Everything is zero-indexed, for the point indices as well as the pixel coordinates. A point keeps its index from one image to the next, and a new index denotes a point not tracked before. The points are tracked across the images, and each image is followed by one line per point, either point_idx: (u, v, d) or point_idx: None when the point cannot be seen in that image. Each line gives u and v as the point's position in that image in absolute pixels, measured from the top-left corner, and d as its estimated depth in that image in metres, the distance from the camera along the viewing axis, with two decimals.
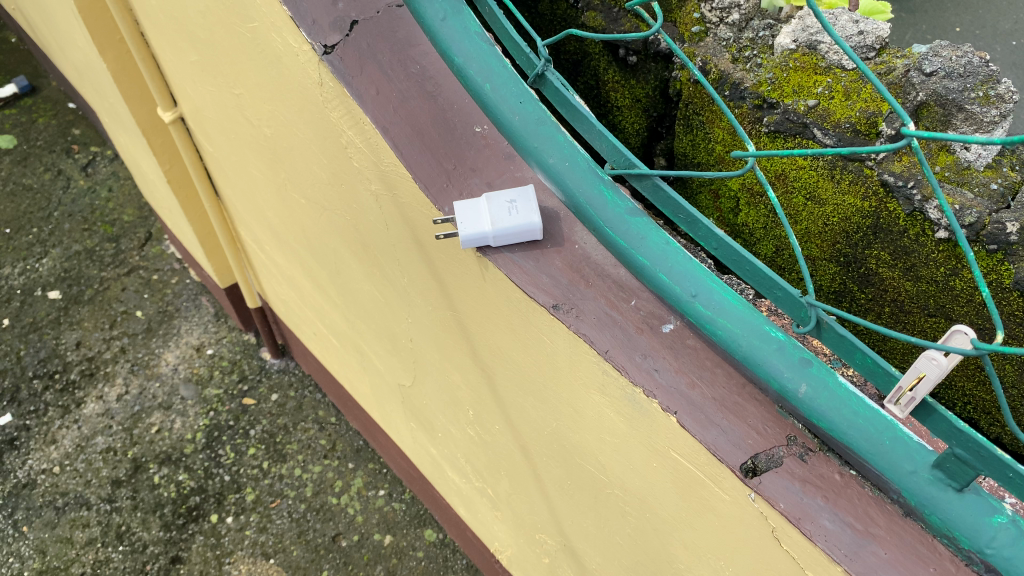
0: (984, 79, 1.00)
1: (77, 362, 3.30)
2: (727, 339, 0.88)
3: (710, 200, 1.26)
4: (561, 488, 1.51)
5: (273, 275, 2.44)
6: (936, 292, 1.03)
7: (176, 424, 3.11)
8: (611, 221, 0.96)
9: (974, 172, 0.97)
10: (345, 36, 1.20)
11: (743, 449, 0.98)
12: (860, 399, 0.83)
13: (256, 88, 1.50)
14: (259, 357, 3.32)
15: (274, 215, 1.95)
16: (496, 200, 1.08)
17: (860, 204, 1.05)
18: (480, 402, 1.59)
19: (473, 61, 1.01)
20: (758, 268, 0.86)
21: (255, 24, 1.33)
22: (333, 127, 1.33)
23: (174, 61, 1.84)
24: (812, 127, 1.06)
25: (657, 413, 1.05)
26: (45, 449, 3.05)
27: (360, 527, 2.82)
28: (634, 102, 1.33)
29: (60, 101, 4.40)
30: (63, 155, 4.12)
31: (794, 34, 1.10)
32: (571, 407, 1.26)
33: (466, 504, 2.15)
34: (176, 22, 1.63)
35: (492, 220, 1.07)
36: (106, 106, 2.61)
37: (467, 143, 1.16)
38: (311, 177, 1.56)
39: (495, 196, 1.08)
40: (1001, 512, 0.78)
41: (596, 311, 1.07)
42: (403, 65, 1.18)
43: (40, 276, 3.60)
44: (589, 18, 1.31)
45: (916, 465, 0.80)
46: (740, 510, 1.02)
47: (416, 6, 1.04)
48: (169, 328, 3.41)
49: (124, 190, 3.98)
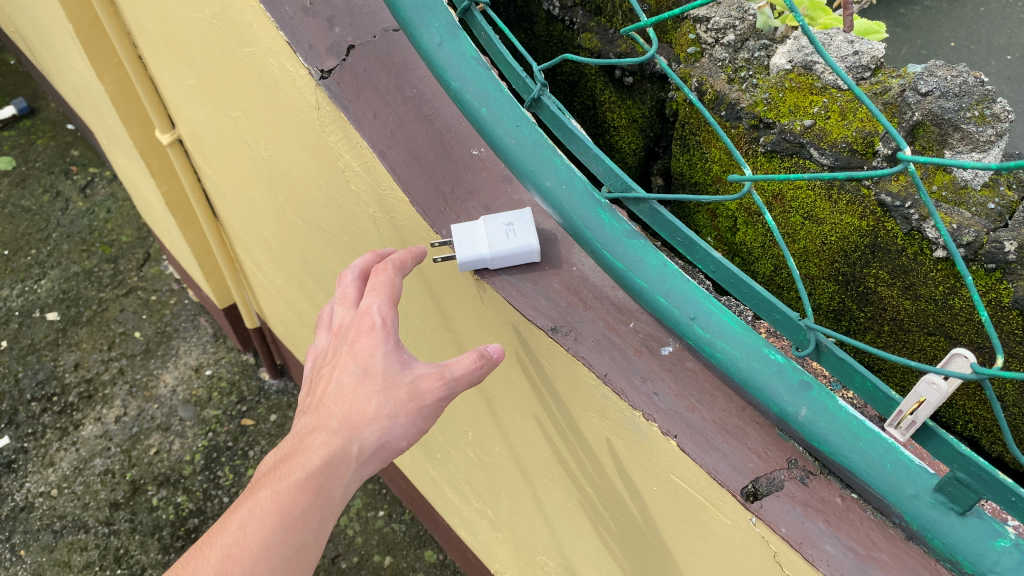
0: (979, 98, 1.00)
1: (75, 384, 3.30)
2: (727, 362, 0.87)
3: (708, 219, 1.26)
4: (561, 511, 1.50)
5: (272, 295, 2.43)
6: (936, 310, 1.03)
7: (175, 445, 3.09)
8: (609, 244, 0.95)
9: (971, 192, 0.97)
10: (342, 61, 1.21)
11: (743, 472, 0.97)
12: (862, 422, 0.82)
13: (254, 112, 1.50)
14: (258, 378, 3.30)
15: (273, 237, 1.95)
16: (494, 224, 1.08)
17: (857, 223, 1.05)
18: (480, 424, 1.59)
19: (470, 85, 1.01)
20: (756, 291, 0.86)
21: (253, 48, 1.34)
22: (330, 150, 1.33)
23: (172, 84, 1.84)
24: (809, 147, 1.06)
25: (656, 438, 1.04)
26: (43, 472, 3.04)
27: (360, 548, 2.81)
28: (632, 122, 1.34)
29: (58, 122, 4.41)
30: (61, 176, 4.12)
31: (790, 55, 1.10)
32: (571, 429, 1.25)
33: (467, 526, 2.14)
34: (174, 45, 1.64)
35: (489, 244, 1.07)
36: (104, 128, 2.62)
37: (465, 166, 1.17)
38: (309, 199, 1.56)
39: (492, 219, 1.08)
40: (1004, 536, 0.77)
41: (595, 334, 1.07)
42: (400, 89, 1.21)
43: (39, 297, 3.60)
44: (585, 39, 1.32)
45: (919, 489, 0.80)
46: (742, 535, 1.01)
47: (411, 30, 1.03)
48: (168, 348, 3.40)
49: (123, 210, 3.97)
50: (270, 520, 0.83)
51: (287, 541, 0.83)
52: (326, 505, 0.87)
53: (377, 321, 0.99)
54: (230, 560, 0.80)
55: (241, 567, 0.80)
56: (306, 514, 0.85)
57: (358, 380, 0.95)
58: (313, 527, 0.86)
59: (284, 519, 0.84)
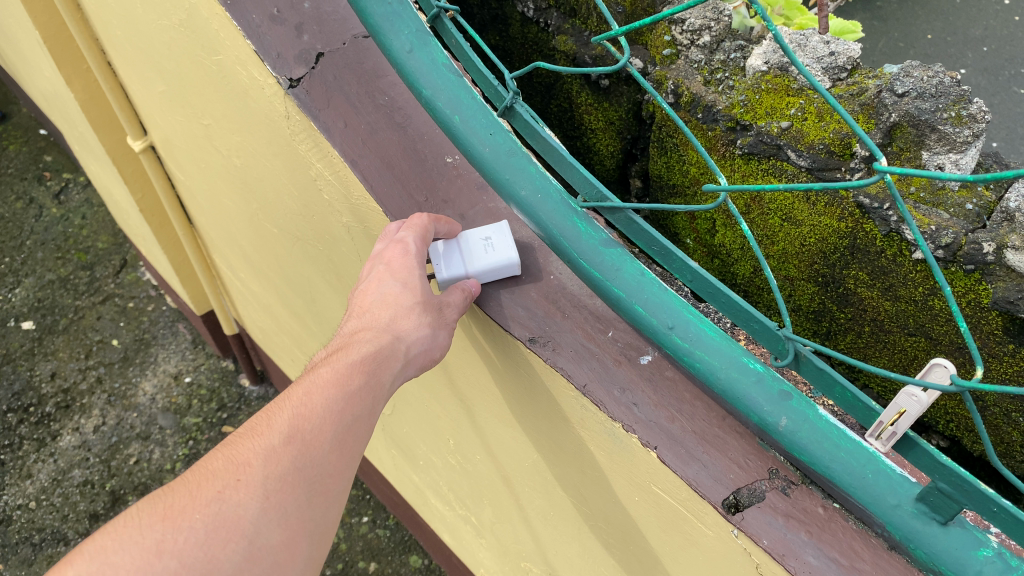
0: (955, 99, 0.99)
1: (52, 394, 3.26)
2: (706, 372, 0.86)
3: (687, 221, 1.25)
4: (544, 518, 1.48)
5: (250, 302, 2.40)
6: (916, 311, 1.02)
7: (155, 454, 3.06)
8: (586, 253, 0.94)
9: (949, 193, 0.96)
10: (311, 68, 1.19)
11: (725, 483, 0.96)
12: (843, 431, 0.81)
13: (224, 119, 1.48)
14: (238, 384, 3.27)
15: (248, 244, 1.92)
16: (469, 242, 1.06)
17: (836, 225, 1.04)
18: (461, 432, 1.57)
19: (442, 93, 0.99)
20: (734, 300, 0.85)
21: (220, 57, 1.31)
22: (302, 160, 1.30)
23: (142, 91, 1.81)
24: (786, 148, 1.05)
25: (637, 449, 1.03)
26: (21, 484, 3.01)
27: (344, 555, 2.79)
28: (609, 125, 1.32)
29: (31, 128, 4.34)
30: (34, 183, 4.06)
31: (766, 56, 1.08)
32: (550, 439, 1.24)
33: (451, 531, 2.12)
34: (142, 52, 1.61)
35: (467, 262, 1.06)
36: (75, 134, 2.58)
37: (439, 174, 1.16)
38: (283, 207, 1.54)
39: (469, 235, 1.07)
40: (987, 545, 0.76)
41: (573, 344, 1.06)
42: (371, 96, 1.19)
43: (14, 307, 3.55)
44: (560, 41, 1.30)
45: (900, 499, 0.79)
46: (724, 546, 1.00)
47: (381, 37, 1.02)
48: (146, 356, 3.36)
49: (98, 216, 3.92)
50: (333, 389, 0.88)
51: (351, 410, 0.88)
52: (377, 388, 0.92)
53: (411, 250, 1.01)
54: (301, 415, 0.85)
55: (311, 421, 0.85)
56: (362, 390, 0.90)
57: (399, 292, 1.00)
58: (368, 407, 0.91)
59: (347, 392, 0.89)
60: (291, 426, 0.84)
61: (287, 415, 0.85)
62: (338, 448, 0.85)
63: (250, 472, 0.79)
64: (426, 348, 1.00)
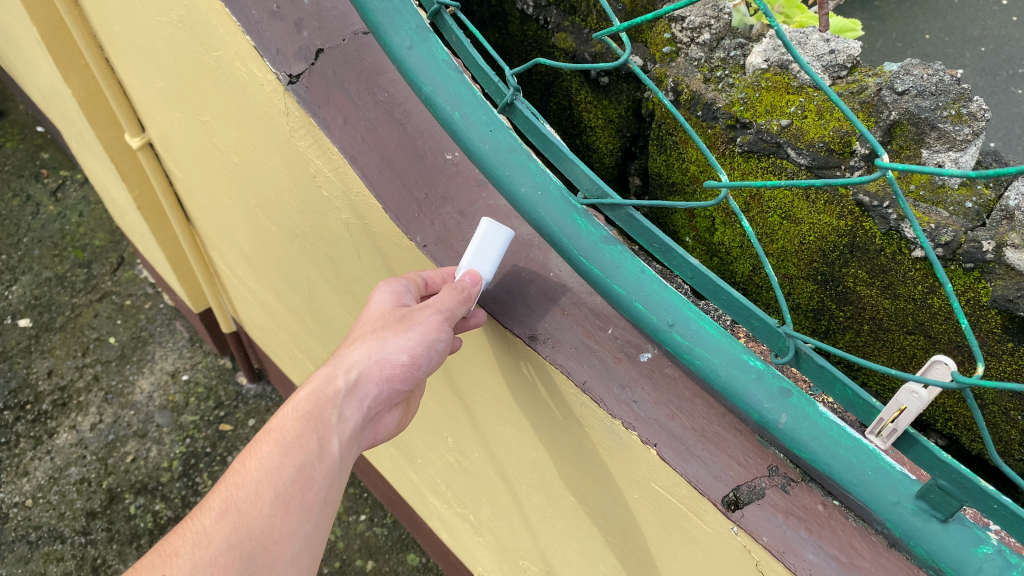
0: (955, 97, 0.99)
1: (49, 392, 3.25)
2: (706, 369, 0.86)
3: (686, 219, 1.25)
4: (543, 516, 1.48)
5: (247, 300, 2.40)
6: (915, 310, 1.02)
7: (152, 452, 3.06)
8: (586, 250, 0.94)
9: (948, 191, 0.96)
10: (310, 65, 1.19)
11: (724, 481, 0.96)
12: (843, 428, 0.81)
13: (223, 117, 1.48)
14: (236, 382, 3.26)
15: (246, 241, 1.92)
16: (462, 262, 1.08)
17: (836, 223, 1.04)
18: (460, 430, 1.58)
19: (441, 89, 0.98)
20: (735, 297, 0.85)
21: (219, 53, 1.31)
22: (301, 156, 1.30)
23: (140, 88, 1.81)
24: (786, 146, 1.05)
25: (637, 446, 1.03)
26: (17, 482, 3.00)
27: (341, 553, 2.78)
28: (608, 123, 1.32)
29: (28, 125, 4.34)
30: (32, 180, 4.05)
31: (766, 54, 1.08)
32: (550, 437, 1.24)
33: (448, 529, 2.12)
34: (141, 49, 1.61)
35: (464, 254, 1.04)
36: (73, 131, 2.57)
37: (439, 171, 1.16)
38: (281, 205, 1.53)
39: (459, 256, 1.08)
40: (987, 542, 0.76)
41: (573, 341, 1.06)
42: (371, 93, 1.19)
43: (11, 304, 3.54)
44: (560, 39, 1.30)
45: (901, 496, 0.79)
46: (724, 543, 1.00)
47: (381, 34, 1.01)
48: (143, 354, 3.35)
49: (95, 214, 3.91)
50: (270, 449, 0.93)
51: (291, 463, 0.93)
52: (318, 429, 0.97)
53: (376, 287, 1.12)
54: (234, 488, 0.90)
55: (244, 491, 0.89)
56: (301, 437, 0.95)
57: (360, 325, 1.09)
58: (314, 452, 0.95)
59: (284, 447, 0.94)
60: (225, 501, 0.88)
61: (220, 494, 0.89)
62: (279, 511, 0.89)
63: (181, 560, 0.82)
64: (379, 368, 1.04)
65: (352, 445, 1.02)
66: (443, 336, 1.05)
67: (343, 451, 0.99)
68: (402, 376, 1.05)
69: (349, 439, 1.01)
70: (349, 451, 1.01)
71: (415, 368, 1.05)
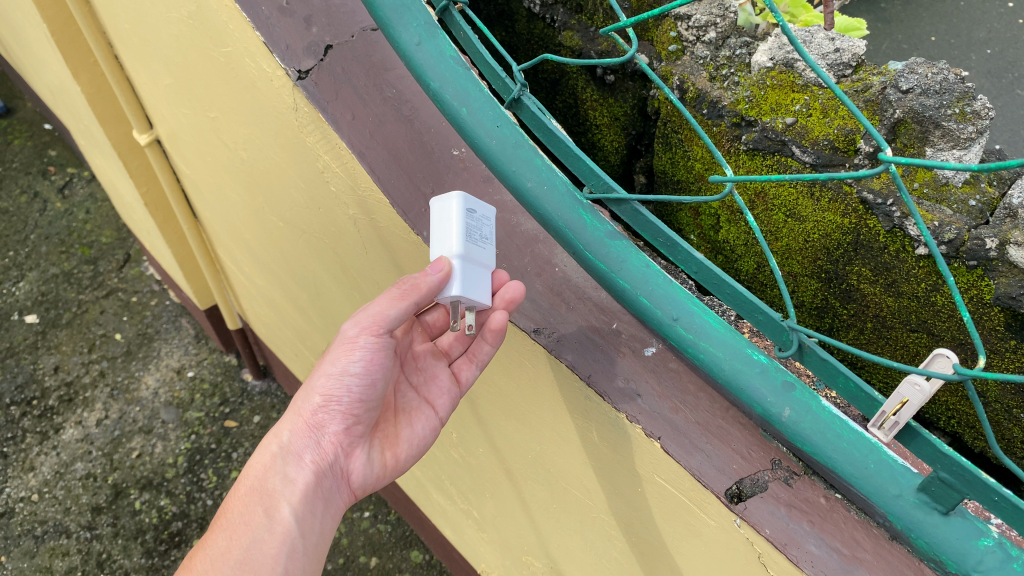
0: (959, 95, 0.99)
1: (55, 387, 3.26)
2: (710, 363, 0.87)
3: (691, 217, 1.25)
4: (546, 511, 1.49)
5: (253, 296, 2.41)
6: (918, 308, 1.02)
7: (157, 448, 3.07)
8: (592, 245, 0.94)
9: (953, 189, 0.97)
10: (319, 61, 1.21)
11: (728, 473, 0.98)
12: (845, 422, 0.81)
13: (231, 113, 1.49)
14: (241, 379, 3.28)
15: (253, 237, 1.93)
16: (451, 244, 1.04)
17: (840, 220, 1.05)
18: (465, 425, 1.59)
19: (449, 85, 0.99)
20: (739, 291, 0.85)
21: (229, 49, 1.32)
22: (309, 151, 1.31)
23: (149, 85, 1.82)
24: (791, 144, 1.06)
25: (640, 440, 1.04)
26: (23, 477, 3.02)
27: (345, 550, 2.79)
28: (613, 120, 1.33)
29: (35, 122, 4.35)
30: (39, 177, 4.07)
31: (771, 52, 1.09)
32: (554, 431, 1.25)
33: (452, 526, 2.13)
34: (150, 46, 1.62)
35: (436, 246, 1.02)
36: (81, 128, 2.58)
37: (445, 166, 1.17)
38: (289, 200, 1.54)
39: None
40: (988, 535, 0.77)
41: (578, 336, 1.08)
42: (379, 89, 1.20)
43: (17, 300, 3.56)
44: (566, 37, 1.31)
45: (902, 489, 0.79)
46: (726, 536, 1.01)
47: (390, 30, 1.02)
48: (149, 350, 3.37)
49: (102, 211, 3.93)
50: (218, 529, 1.05)
51: (239, 542, 1.03)
52: (262, 498, 1.08)
53: None
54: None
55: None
56: (247, 512, 1.06)
57: None
58: (260, 523, 1.05)
59: (228, 529, 1.05)
60: None
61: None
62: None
63: None
64: (305, 419, 1.14)
65: (311, 499, 1.11)
66: (353, 359, 1.11)
67: (297, 511, 1.08)
68: (332, 412, 1.14)
69: (306, 494, 1.11)
70: (308, 505, 1.10)
71: (335, 401, 1.13)
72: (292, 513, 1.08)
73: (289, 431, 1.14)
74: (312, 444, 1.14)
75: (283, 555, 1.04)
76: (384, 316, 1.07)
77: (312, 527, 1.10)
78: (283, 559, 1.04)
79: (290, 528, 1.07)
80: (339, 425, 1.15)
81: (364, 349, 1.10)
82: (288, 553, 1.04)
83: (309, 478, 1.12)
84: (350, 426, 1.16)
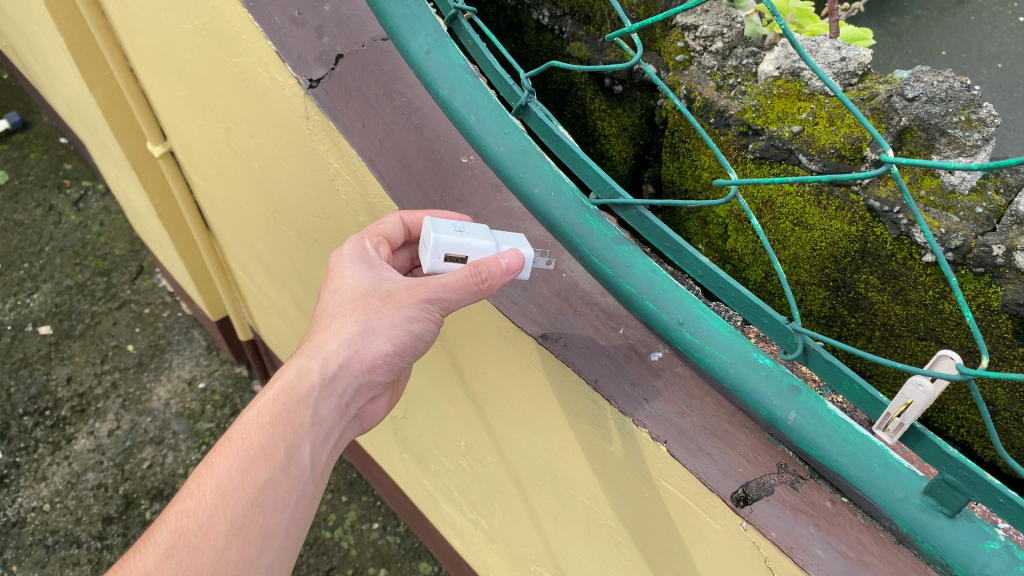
0: (965, 103, 0.99)
1: (68, 398, 3.28)
2: (715, 367, 0.87)
3: (699, 226, 1.26)
4: (554, 520, 1.49)
5: (264, 306, 2.43)
6: (926, 315, 1.02)
7: (168, 458, 3.09)
8: (597, 249, 0.94)
9: (959, 197, 0.97)
10: (330, 69, 1.22)
11: (733, 477, 0.98)
12: (851, 426, 0.81)
13: (243, 123, 1.51)
14: (251, 391, 3.30)
15: (264, 248, 1.95)
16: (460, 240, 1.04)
17: (847, 228, 1.05)
18: (473, 433, 1.60)
19: (458, 94, 1.00)
20: (744, 294, 0.86)
21: (242, 59, 1.34)
22: (319, 160, 1.33)
23: (162, 96, 1.84)
24: (797, 153, 1.06)
25: (646, 443, 1.05)
26: (35, 487, 3.04)
27: (354, 561, 2.79)
28: (622, 131, 1.33)
29: (51, 136, 4.40)
30: (54, 190, 4.11)
31: (778, 62, 1.10)
32: (561, 436, 1.26)
33: (461, 537, 2.13)
34: (164, 56, 1.64)
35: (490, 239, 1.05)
36: (95, 141, 2.62)
37: (455, 173, 1.20)
38: (299, 209, 1.56)
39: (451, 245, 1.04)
40: (994, 538, 0.76)
41: (584, 340, 1.09)
42: (390, 98, 1.22)
43: (31, 311, 3.59)
44: (574, 48, 1.31)
45: (908, 492, 0.79)
46: (732, 540, 1.02)
47: (400, 39, 1.03)
48: (161, 362, 3.39)
49: (116, 224, 3.96)
50: (238, 454, 0.95)
51: (254, 477, 0.95)
52: (288, 426, 1.00)
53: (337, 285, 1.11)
54: (185, 516, 0.90)
55: (196, 521, 0.90)
56: (273, 440, 0.98)
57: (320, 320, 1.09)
58: (281, 462, 0.97)
59: (247, 459, 0.95)
60: (181, 515, 0.90)
61: (170, 525, 0.91)
62: (236, 540, 0.91)
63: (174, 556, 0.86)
64: (360, 364, 1.08)
65: (326, 440, 1.05)
66: (431, 326, 1.09)
67: (315, 454, 1.02)
68: (385, 364, 1.11)
69: (324, 435, 1.05)
70: (323, 447, 1.05)
71: (399, 355, 1.09)
72: (311, 454, 1.01)
73: (339, 365, 1.06)
74: (352, 385, 1.09)
75: (297, 498, 0.98)
76: (459, 303, 1.03)
77: (321, 468, 1.03)
78: (295, 500, 0.97)
79: (304, 471, 1.00)
80: (376, 375, 1.12)
81: (436, 321, 1.08)
82: (300, 497, 0.98)
83: (332, 418, 1.07)
84: (382, 375, 1.13)
